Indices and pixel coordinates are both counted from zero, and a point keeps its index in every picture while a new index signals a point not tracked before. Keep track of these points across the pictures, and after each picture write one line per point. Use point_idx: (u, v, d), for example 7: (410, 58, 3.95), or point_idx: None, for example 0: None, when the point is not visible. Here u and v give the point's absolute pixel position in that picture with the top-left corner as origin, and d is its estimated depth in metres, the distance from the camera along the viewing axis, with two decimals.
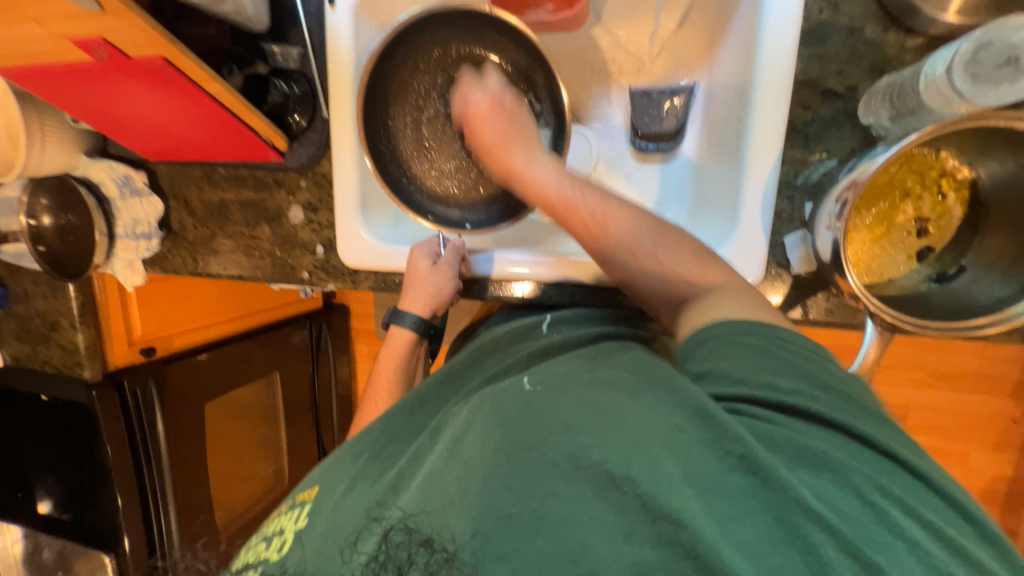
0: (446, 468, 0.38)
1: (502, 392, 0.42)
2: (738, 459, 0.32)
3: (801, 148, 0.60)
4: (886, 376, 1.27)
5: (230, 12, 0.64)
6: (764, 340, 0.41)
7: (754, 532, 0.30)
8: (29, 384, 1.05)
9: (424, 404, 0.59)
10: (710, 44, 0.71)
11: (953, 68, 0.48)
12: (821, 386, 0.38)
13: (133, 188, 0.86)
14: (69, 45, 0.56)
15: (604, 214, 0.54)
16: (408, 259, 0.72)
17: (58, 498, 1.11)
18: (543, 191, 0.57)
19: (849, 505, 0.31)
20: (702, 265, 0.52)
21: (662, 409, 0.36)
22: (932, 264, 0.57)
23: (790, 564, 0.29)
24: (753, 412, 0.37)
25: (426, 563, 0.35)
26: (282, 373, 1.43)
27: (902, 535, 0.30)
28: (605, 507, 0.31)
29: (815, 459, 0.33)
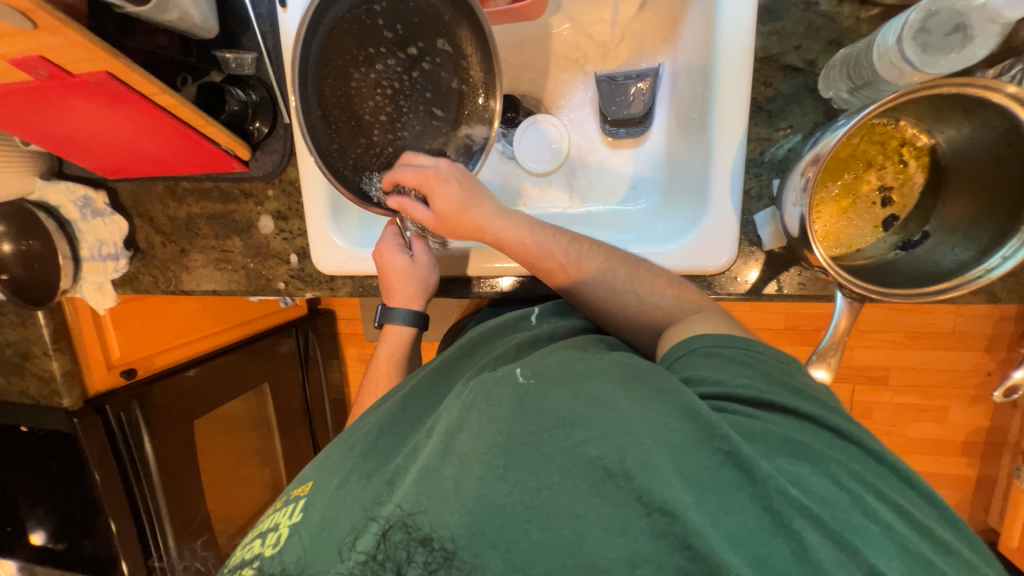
0: (444, 462, 0.38)
1: (494, 384, 0.41)
2: (725, 456, 0.34)
3: (766, 125, 0.61)
4: (865, 340, 1.31)
5: (175, 21, 0.60)
6: (739, 350, 0.45)
7: (743, 523, 0.32)
8: (8, 416, 1.02)
9: (412, 398, 0.57)
10: (672, 25, 0.71)
11: (905, 40, 0.48)
12: (797, 392, 0.41)
13: (95, 210, 0.83)
14: (6, 66, 0.54)
15: (578, 258, 0.60)
16: (379, 258, 0.69)
17: (51, 528, 1.10)
18: (516, 243, 0.62)
19: (828, 492, 0.34)
20: (675, 293, 0.57)
21: (653, 407, 0.37)
22: (897, 232, 0.58)
23: (778, 552, 0.31)
24: (733, 409, 0.39)
25: (426, 561, 0.34)
26: (272, 384, 1.41)
27: (877, 519, 0.33)
28: (597, 500, 0.33)
29: (794, 449, 0.36)
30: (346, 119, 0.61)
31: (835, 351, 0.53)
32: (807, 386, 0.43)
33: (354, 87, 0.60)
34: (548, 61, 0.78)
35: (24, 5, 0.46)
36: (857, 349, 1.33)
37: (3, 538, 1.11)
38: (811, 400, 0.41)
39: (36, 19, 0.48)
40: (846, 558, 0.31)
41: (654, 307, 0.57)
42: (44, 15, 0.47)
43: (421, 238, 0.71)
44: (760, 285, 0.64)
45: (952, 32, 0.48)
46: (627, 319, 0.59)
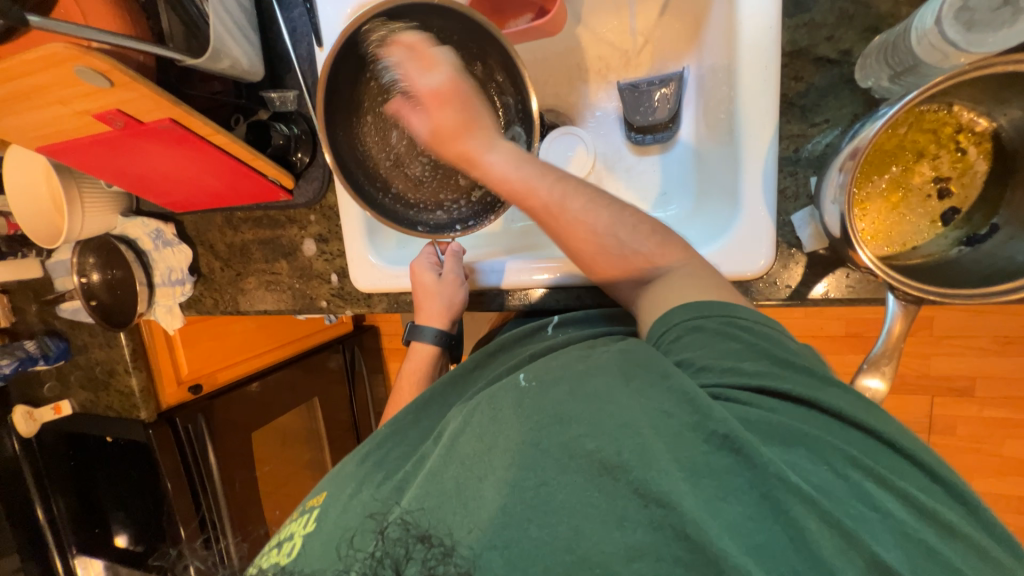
0: (444, 464, 0.41)
1: (499, 389, 0.44)
2: (722, 439, 0.33)
3: (799, 121, 0.58)
4: (944, 347, 1.18)
5: (228, 68, 0.67)
6: (721, 323, 0.42)
7: (740, 510, 0.32)
8: (95, 427, 1.14)
9: (427, 408, 0.59)
10: (695, 27, 0.70)
11: (947, 19, 0.45)
12: (785, 362, 0.39)
13: (165, 240, 0.92)
14: (90, 119, 0.62)
15: (562, 196, 0.53)
16: (412, 276, 0.73)
17: (131, 532, 1.21)
18: (498, 177, 0.55)
19: (826, 481, 0.33)
20: (657, 243, 0.52)
21: (652, 397, 0.37)
22: (960, 226, 0.53)
23: (776, 540, 0.31)
24: (734, 396, 0.37)
25: (426, 558, 0.37)
26: (321, 398, 1.48)
27: (875, 507, 0.32)
28: (594, 493, 0.34)
29: (789, 437, 0.35)
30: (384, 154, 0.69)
31: (889, 358, 0.49)
32: (795, 352, 0.41)
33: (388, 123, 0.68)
34: (571, 74, 0.79)
35: (101, 67, 0.54)
36: (933, 356, 1.19)
37: (90, 539, 1.23)
38: (801, 369, 0.39)
39: (111, 78, 0.55)
40: (847, 546, 0.30)
41: (637, 258, 0.52)
42: (118, 73, 0.55)
43: (452, 256, 0.75)
44: (804, 290, 0.60)
45: (1002, 6, 0.45)
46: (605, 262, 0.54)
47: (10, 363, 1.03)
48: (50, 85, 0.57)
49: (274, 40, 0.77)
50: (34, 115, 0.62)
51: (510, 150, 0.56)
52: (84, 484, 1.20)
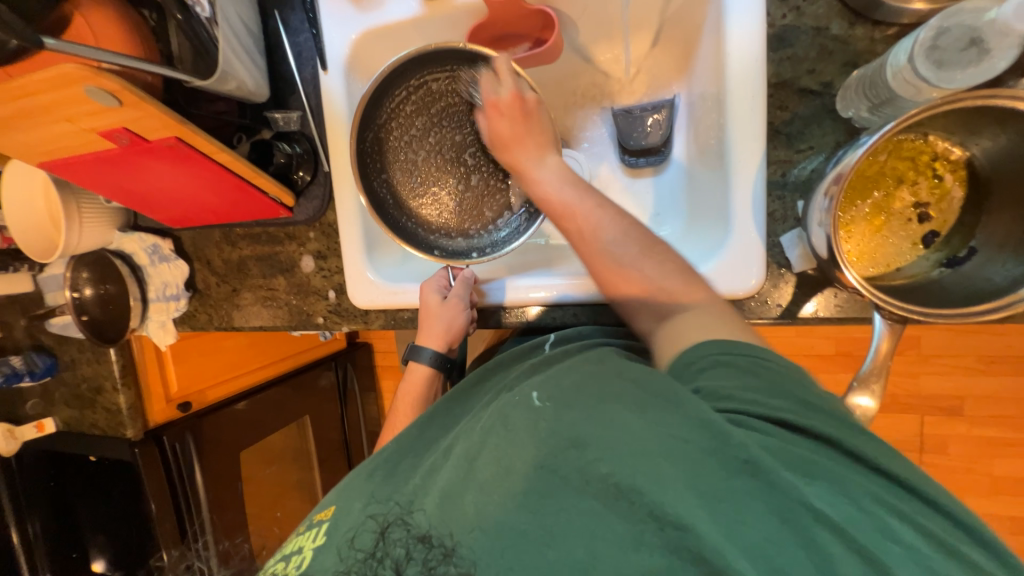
0: (464, 485, 0.41)
1: (511, 407, 0.44)
2: (743, 464, 0.35)
3: (785, 148, 0.60)
4: (930, 366, 1.20)
5: (234, 89, 0.69)
6: (749, 360, 0.43)
7: (762, 534, 0.33)
8: (79, 446, 1.11)
9: (432, 423, 0.60)
10: (685, 58, 0.73)
11: (919, 58, 0.48)
12: (807, 404, 0.40)
13: (162, 255, 0.92)
14: (96, 136, 0.63)
15: (597, 222, 0.55)
16: (420, 295, 0.75)
17: (111, 555, 1.16)
18: (544, 192, 0.59)
19: (847, 510, 0.34)
20: (684, 282, 0.53)
21: (665, 422, 0.37)
22: (940, 248, 0.55)
23: (797, 564, 0.32)
24: (748, 423, 0.39)
25: (426, 558, 0.39)
26: (313, 416, 1.46)
27: (898, 540, 0.33)
28: (613, 518, 0.35)
29: (806, 464, 0.36)
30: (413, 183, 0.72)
31: (878, 375, 0.50)
32: (822, 399, 0.41)
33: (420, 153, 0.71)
34: (566, 100, 0.82)
35: (111, 87, 0.55)
36: (921, 375, 1.21)
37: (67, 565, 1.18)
38: (818, 410, 0.39)
39: (121, 98, 0.57)
40: (868, 569, 0.32)
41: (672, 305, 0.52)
42: (128, 93, 0.56)
43: (462, 281, 0.75)
44: (794, 309, 0.62)
45: (967, 48, 0.48)
46: (626, 291, 0.54)
47: None
48: (60, 103, 0.58)
49: (279, 64, 0.79)
50: (39, 132, 0.63)
51: (560, 168, 0.60)
52: (63, 505, 1.16)
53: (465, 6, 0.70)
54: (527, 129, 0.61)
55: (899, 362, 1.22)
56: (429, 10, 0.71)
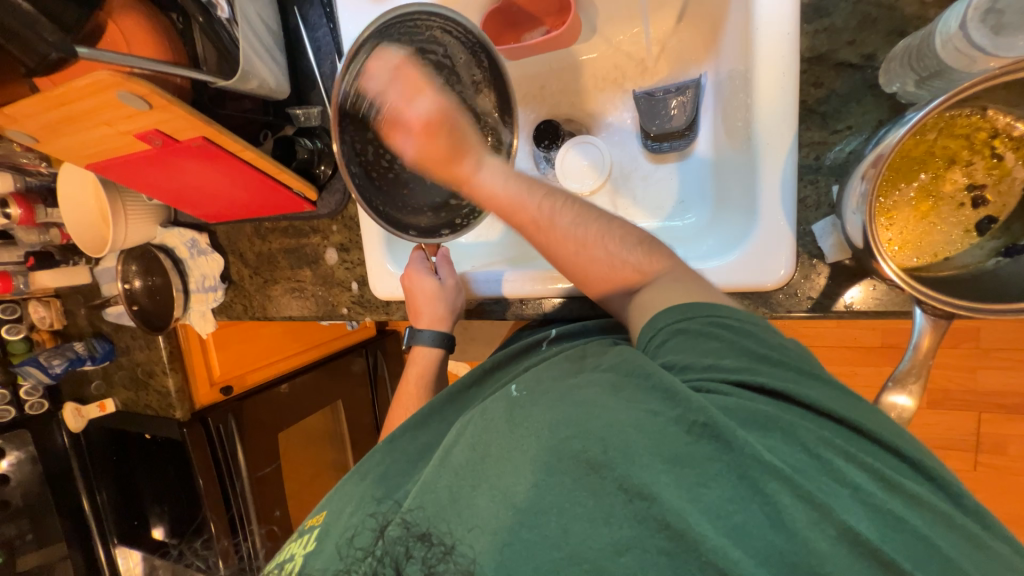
0: (438, 475, 0.42)
1: (490, 403, 0.45)
2: (700, 426, 0.35)
3: (820, 128, 0.56)
4: (992, 361, 1.11)
5: (256, 88, 0.70)
6: (703, 323, 0.44)
7: (716, 493, 0.33)
8: (135, 425, 1.21)
9: (427, 423, 0.61)
10: (713, 33, 0.69)
11: (974, 23, 0.44)
12: (761, 357, 0.41)
13: (199, 249, 0.97)
14: (131, 139, 0.67)
15: (550, 211, 0.56)
16: (411, 282, 0.74)
17: (167, 524, 1.27)
18: (486, 191, 0.61)
19: (800, 460, 0.34)
20: (644, 251, 0.54)
21: (633, 396, 0.38)
22: (997, 236, 0.50)
23: (752, 518, 0.32)
24: (713, 389, 0.39)
25: (426, 556, 0.39)
26: (344, 401, 1.52)
27: (845, 482, 0.33)
28: (583, 494, 0.35)
29: (766, 421, 0.36)
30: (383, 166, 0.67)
31: (916, 375, 0.46)
32: (778, 347, 0.42)
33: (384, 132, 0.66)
34: (587, 83, 0.79)
35: (140, 91, 0.58)
36: (979, 370, 1.13)
37: (129, 530, 1.31)
38: (777, 363, 0.40)
39: (150, 101, 0.59)
40: (819, 518, 0.31)
41: (623, 268, 0.54)
42: (156, 96, 0.59)
43: (444, 261, 0.76)
44: (826, 302, 0.58)
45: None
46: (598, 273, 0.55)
47: (63, 363, 1.12)
48: (97, 109, 0.61)
49: (300, 59, 0.80)
50: (82, 136, 0.67)
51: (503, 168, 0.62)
52: (126, 477, 1.28)
53: None
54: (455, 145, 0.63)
55: (957, 354, 1.13)
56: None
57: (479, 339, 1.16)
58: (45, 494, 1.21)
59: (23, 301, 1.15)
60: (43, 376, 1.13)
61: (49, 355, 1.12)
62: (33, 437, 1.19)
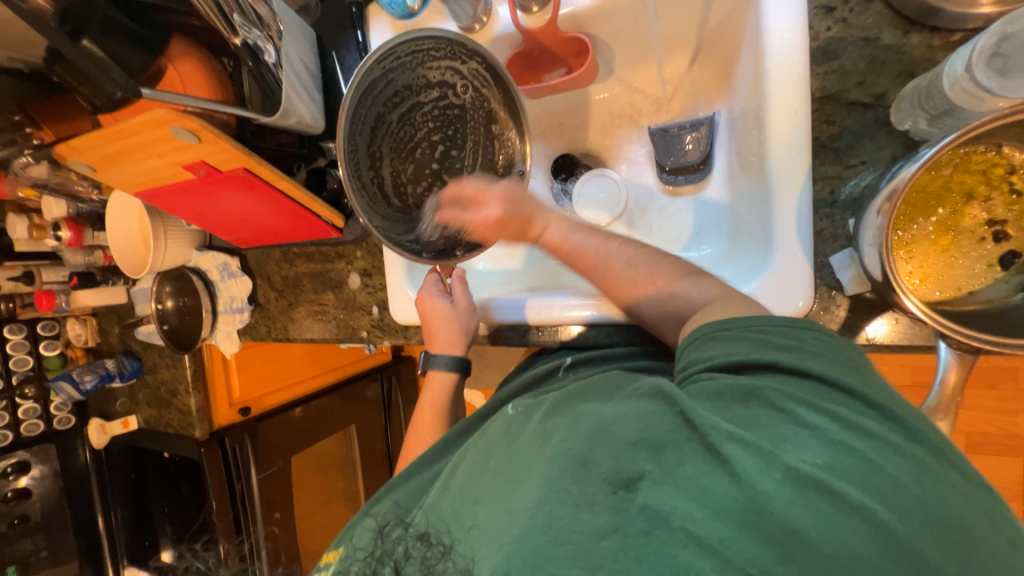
0: (443, 495, 0.45)
1: (492, 422, 0.48)
2: (678, 414, 0.36)
3: (833, 163, 0.57)
4: None
5: (294, 123, 0.75)
6: (738, 329, 0.44)
7: (689, 466, 0.34)
8: (155, 443, 1.23)
9: (443, 454, 0.58)
10: (725, 74, 0.72)
11: (979, 66, 0.46)
12: (782, 347, 0.41)
13: (230, 272, 1.02)
14: (178, 168, 0.72)
15: (608, 254, 0.63)
16: (423, 304, 0.75)
17: (177, 547, 1.26)
18: (556, 243, 0.67)
19: (766, 422, 0.36)
20: (695, 281, 0.57)
21: (619, 399, 0.41)
22: (1022, 270, 0.49)
23: (717, 482, 0.32)
24: (720, 376, 0.41)
25: (425, 557, 0.42)
26: (358, 425, 1.52)
27: (805, 428, 0.35)
28: (567, 482, 0.36)
29: (743, 394, 0.38)
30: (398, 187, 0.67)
31: (944, 412, 0.45)
32: (801, 338, 0.42)
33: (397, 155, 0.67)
34: (604, 119, 0.82)
35: (193, 127, 0.64)
36: (1021, 413, 1.07)
37: (140, 551, 1.30)
38: (810, 355, 0.40)
39: (200, 134, 0.65)
40: (767, 466, 0.33)
41: (677, 297, 0.57)
42: (206, 131, 0.64)
43: (459, 281, 0.78)
44: (847, 334, 0.58)
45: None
46: (645, 303, 0.60)
47: (93, 379, 1.17)
48: (152, 142, 0.67)
49: (334, 98, 0.86)
50: (135, 166, 0.73)
51: (568, 220, 0.68)
52: (141, 496, 1.29)
53: (503, 37, 0.73)
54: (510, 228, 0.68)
55: (991, 395, 1.08)
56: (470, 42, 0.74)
57: (494, 366, 1.16)
58: (63, 510, 1.22)
59: (63, 318, 1.21)
60: (74, 391, 1.17)
61: (81, 371, 1.17)
62: (57, 451, 1.22)
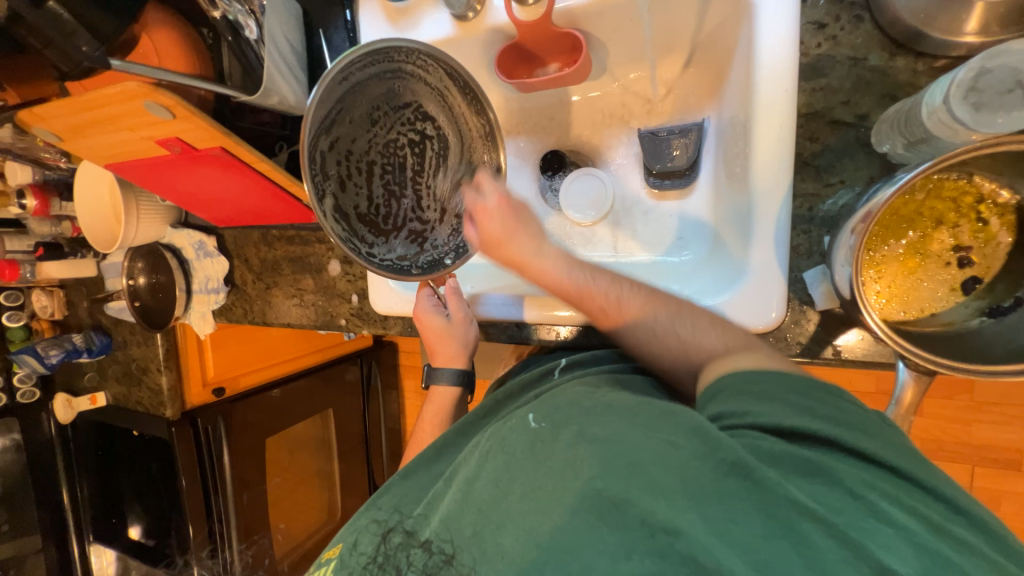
0: (461, 510, 0.44)
1: (510, 431, 0.46)
2: (730, 466, 0.36)
3: (814, 180, 0.58)
4: (983, 414, 1.12)
5: (276, 103, 0.73)
6: (763, 386, 0.44)
7: (747, 531, 0.34)
8: (124, 420, 1.20)
9: (442, 455, 0.62)
10: (717, 81, 0.72)
11: (955, 99, 0.46)
12: (808, 406, 0.42)
13: (206, 251, 0.99)
14: (152, 144, 0.69)
15: (613, 283, 0.60)
16: (421, 322, 0.76)
17: (145, 525, 1.25)
18: (551, 279, 0.61)
19: (843, 503, 0.36)
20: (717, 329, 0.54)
21: (659, 426, 0.40)
22: (982, 296, 0.52)
23: (781, 555, 0.33)
24: (753, 435, 0.40)
25: (426, 563, 0.43)
26: (336, 409, 1.51)
27: (890, 522, 0.35)
28: (603, 528, 0.36)
29: (809, 466, 0.38)
30: (374, 208, 0.67)
31: (897, 428, 0.48)
32: (822, 399, 0.43)
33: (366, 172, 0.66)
34: (595, 119, 0.82)
35: (166, 102, 0.61)
36: (975, 423, 1.13)
37: (106, 527, 1.28)
38: (845, 425, 0.40)
39: (174, 110, 0.62)
40: (855, 557, 0.33)
41: (700, 352, 0.54)
42: (179, 106, 0.62)
43: (452, 294, 0.77)
44: (816, 347, 0.59)
45: (1012, 90, 0.46)
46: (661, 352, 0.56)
47: (59, 353, 1.13)
48: (123, 114, 0.64)
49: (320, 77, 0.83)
50: (105, 139, 0.70)
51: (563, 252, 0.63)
52: (109, 472, 1.26)
53: (496, 28, 0.71)
54: (518, 227, 0.63)
55: (948, 406, 1.13)
56: (462, 31, 0.72)
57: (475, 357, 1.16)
58: (26, 484, 1.20)
59: (27, 289, 1.17)
60: (39, 365, 1.13)
61: (46, 345, 1.13)
62: (21, 425, 1.19)
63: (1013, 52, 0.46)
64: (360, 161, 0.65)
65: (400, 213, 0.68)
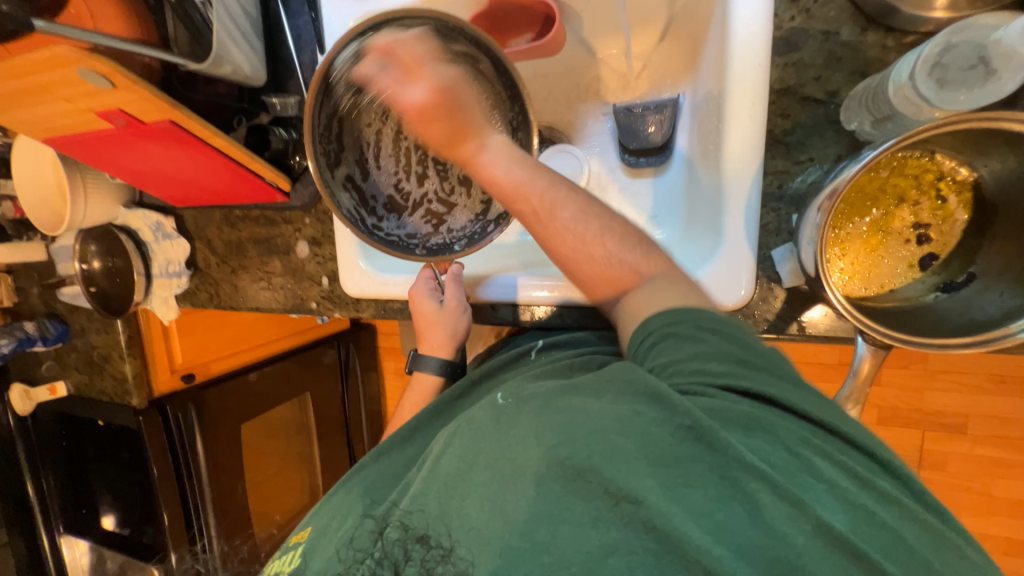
0: (428, 486, 0.44)
1: (478, 411, 0.47)
2: (686, 430, 0.37)
3: (784, 158, 0.58)
4: (936, 382, 1.19)
5: (229, 73, 0.68)
6: (691, 327, 0.46)
7: (701, 494, 0.35)
8: (87, 410, 1.16)
9: (415, 435, 0.63)
10: (692, 56, 0.71)
11: (921, 75, 0.47)
12: (747, 362, 0.42)
13: (164, 233, 0.94)
14: (92, 117, 0.64)
15: (553, 202, 0.55)
16: (413, 305, 0.75)
17: (118, 514, 1.22)
18: (491, 176, 0.56)
19: (781, 459, 0.37)
20: (643, 252, 0.54)
21: (614, 395, 0.41)
22: (938, 272, 0.53)
23: (734, 518, 0.34)
24: (696, 390, 0.41)
25: (423, 559, 0.41)
26: (313, 393, 1.49)
27: (823, 479, 0.36)
28: (573, 499, 0.37)
29: (749, 422, 0.38)
30: (389, 187, 0.69)
31: (856, 399, 0.50)
32: (758, 350, 0.44)
33: (380, 150, 0.68)
34: (570, 94, 0.80)
35: (104, 69, 0.56)
36: (927, 391, 1.20)
37: (76, 518, 1.25)
38: (781, 381, 0.41)
39: (112, 80, 0.57)
40: (795, 513, 0.34)
41: (619, 265, 0.54)
42: (118, 75, 0.57)
43: (451, 279, 0.75)
44: (782, 324, 0.61)
45: (975, 66, 0.47)
46: (591, 266, 0.55)
47: (10, 343, 1.06)
48: (55, 83, 0.59)
49: (279, 46, 0.78)
50: (38, 110, 0.64)
51: (506, 143, 0.57)
52: (75, 463, 1.22)
53: None
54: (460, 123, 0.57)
55: (906, 375, 1.19)
56: None
57: None
58: None
59: None
60: None
61: None
62: None
63: (977, 28, 0.47)
64: (379, 138, 0.68)
65: (416, 194, 0.71)
